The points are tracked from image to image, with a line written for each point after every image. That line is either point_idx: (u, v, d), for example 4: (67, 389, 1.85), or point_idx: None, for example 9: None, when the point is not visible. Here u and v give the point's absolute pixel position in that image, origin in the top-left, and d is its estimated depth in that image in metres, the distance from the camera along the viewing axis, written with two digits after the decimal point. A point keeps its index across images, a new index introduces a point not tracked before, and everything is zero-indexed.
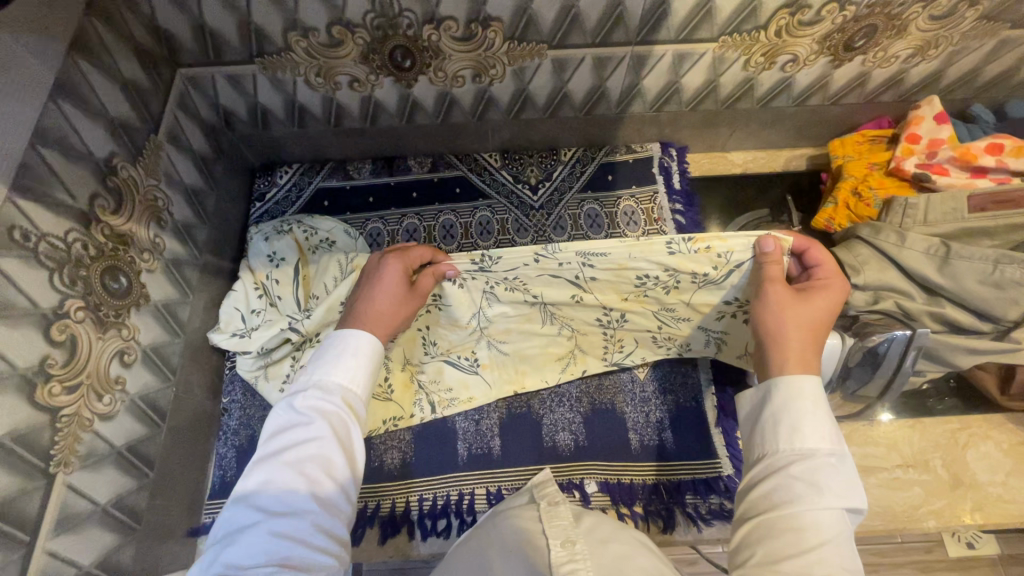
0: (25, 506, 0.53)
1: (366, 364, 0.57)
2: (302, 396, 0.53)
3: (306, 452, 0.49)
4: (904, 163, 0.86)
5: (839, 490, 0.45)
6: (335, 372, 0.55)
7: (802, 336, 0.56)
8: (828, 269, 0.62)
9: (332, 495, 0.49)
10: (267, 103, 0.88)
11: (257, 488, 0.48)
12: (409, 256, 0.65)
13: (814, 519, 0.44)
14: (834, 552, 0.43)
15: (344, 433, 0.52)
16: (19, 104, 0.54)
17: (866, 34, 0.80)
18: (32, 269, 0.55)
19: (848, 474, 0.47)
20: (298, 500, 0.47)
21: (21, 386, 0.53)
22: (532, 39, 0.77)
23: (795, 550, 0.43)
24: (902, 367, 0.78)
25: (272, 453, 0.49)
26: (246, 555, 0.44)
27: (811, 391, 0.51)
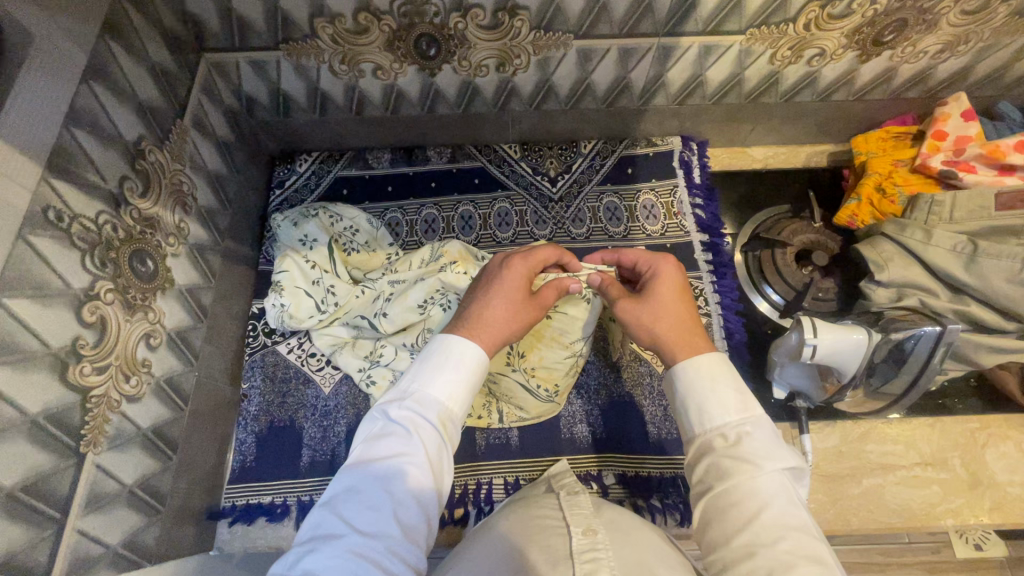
0: (57, 484, 0.54)
1: (464, 384, 0.56)
2: (400, 408, 0.53)
3: (397, 467, 0.49)
4: (930, 160, 0.84)
5: (765, 453, 0.48)
6: (432, 388, 0.55)
7: (680, 322, 0.59)
8: (643, 258, 0.65)
9: (414, 521, 0.48)
10: (290, 90, 0.88)
11: (348, 498, 0.48)
12: (536, 262, 0.64)
13: (747, 487, 0.47)
14: (775, 512, 0.45)
15: (434, 456, 0.51)
16: (53, 85, 0.54)
17: (896, 28, 0.79)
18: (66, 249, 0.55)
19: (761, 445, 0.49)
20: (383, 519, 0.47)
21: (54, 365, 0.53)
22: (558, 29, 0.77)
23: (736, 526, 0.46)
24: (930, 365, 0.74)
25: (367, 466, 0.50)
26: (326, 567, 0.43)
27: (691, 376, 0.53)
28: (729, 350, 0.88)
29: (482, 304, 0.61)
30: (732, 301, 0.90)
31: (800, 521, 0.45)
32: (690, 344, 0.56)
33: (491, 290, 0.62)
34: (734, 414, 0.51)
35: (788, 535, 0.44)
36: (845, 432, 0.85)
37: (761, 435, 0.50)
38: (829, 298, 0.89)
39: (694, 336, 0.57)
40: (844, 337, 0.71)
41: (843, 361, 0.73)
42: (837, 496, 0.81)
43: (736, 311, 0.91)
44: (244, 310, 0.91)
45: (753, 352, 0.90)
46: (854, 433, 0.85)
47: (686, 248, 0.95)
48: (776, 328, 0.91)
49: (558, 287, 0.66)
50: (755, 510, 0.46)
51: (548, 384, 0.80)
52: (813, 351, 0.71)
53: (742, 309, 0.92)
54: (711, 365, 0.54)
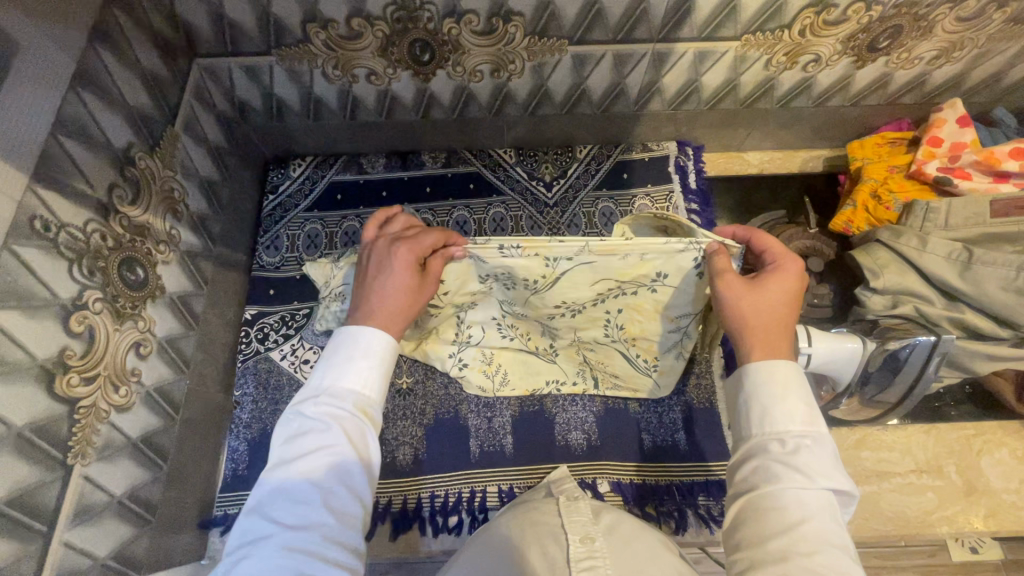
0: (44, 497, 0.53)
1: (376, 368, 0.56)
2: (314, 403, 0.53)
3: (319, 460, 0.50)
4: (925, 167, 0.84)
5: (823, 471, 0.47)
6: (346, 378, 0.55)
7: (778, 326, 0.56)
8: (777, 251, 0.60)
9: (346, 504, 0.49)
10: (283, 95, 0.87)
11: (273, 499, 0.48)
12: (421, 241, 0.64)
13: (795, 496, 0.46)
14: (817, 527, 0.45)
15: (356, 439, 0.52)
16: (40, 93, 0.53)
17: (891, 35, 0.79)
18: (52, 259, 0.54)
19: (816, 460, 0.47)
20: (311, 510, 0.47)
21: (40, 377, 0.52)
22: (553, 35, 0.77)
23: (775, 531, 0.45)
24: (925, 374, 0.78)
25: (286, 465, 0.50)
26: (261, 568, 0.44)
27: (771, 381, 0.52)
28: (724, 359, 0.89)
29: (365, 292, 0.62)
30: None
31: (839, 540, 0.44)
32: (776, 347, 0.55)
33: (375, 276, 0.63)
34: (796, 425, 0.50)
35: (826, 551, 0.43)
36: (841, 439, 0.85)
37: (818, 454, 0.48)
38: (824, 304, 0.89)
39: (784, 342, 0.55)
40: (840, 346, 0.70)
41: (836, 371, 0.72)
42: None
43: None
44: (237, 316, 0.90)
45: None
46: (849, 440, 0.84)
47: None
48: None
49: (441, 257, 0.65)
50: (799, 519, 0.45)
51: (648, 355, 0.80)
52: (808, 360, 0.71)
53: None
54: (786, 372, 0.52)
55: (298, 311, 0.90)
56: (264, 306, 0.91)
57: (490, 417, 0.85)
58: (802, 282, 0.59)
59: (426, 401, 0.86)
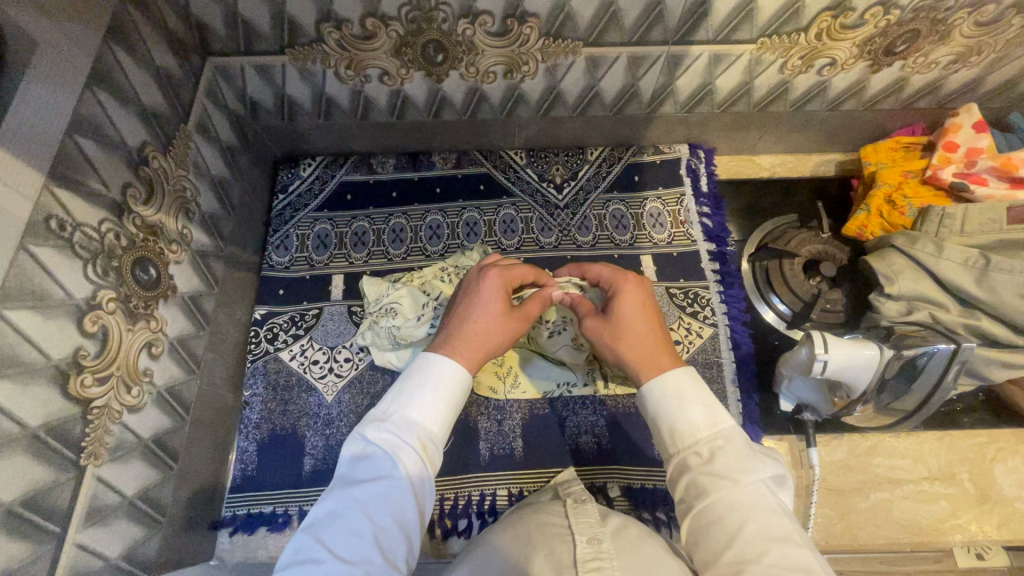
0: (57, 497, 0.53)
1: (444, 401, 0.55)
2: (379, 429, 0.52)
3: (377, 491, 0.49)
4: (940, 172, 0.84)
5: (741, 467, 0.48)
6: (414, 407, 0.54)
7: (650, 337, 0.59)
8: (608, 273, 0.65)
9: (395, 546, 0.47)
10: (295, 94, 0.87)
11: (328, 526, 0.47)
12: (513, 274, 0.64)
13: (729, 502, 0.47)
14: (757, 524, 0.45)
15: (416, 477, 0.50)
16: (56, 91, 0.53)
17: (908, 39, 0.78)
18: (67, 258, 0.54)
19: (734, 456, 0.49)
20: (363, 545, 0.46)
21: (55, 377, 0.52)
22: (567, 36, 0.76)
23: (720, 544, 0.45)
24: (944, 383, 0.71)
25: (345, 491, 0.49)
26: None
27: (664, 393, 0.54)
28: (736, 363, 0.87)
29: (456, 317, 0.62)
30: (739, 311, 0.90)
31: (785, 528, 0.45)
32: (659, 360, 0.57)
33: (467, 303, 0.62)
34: (703, 427, 0.51)
35: (774, 548, 0.43)
36: (853, 445, 0.84)
37: (733, 447, 0.50)
38: (837, 310, 0.89)
39: (664, 353, 0.58)
40: (856, 352, 0.69)
41: (854, 378, 0.71)
42: (845, 511, 0.81)
43: (743, 321, 0.90)
44: (247, 316, 0.90)
45: (760, 363, 0.89)
46: (861, 446, 0.84)
47: (692, 257, 0.94)
48: (784, 339, 0.90)
49: (540, 299, 0.65)
50: (738, 524, 0.45)
51: None
52: (824, 366, 0.70)
53: (750, 320, 0.91)
54: (681, 380, 0.54)
55: (308, 311, 0.90)
56: (274, 306, 0.91)
57: (501, 420, 0.85)
58: (642, 290, 0.63)
59: None
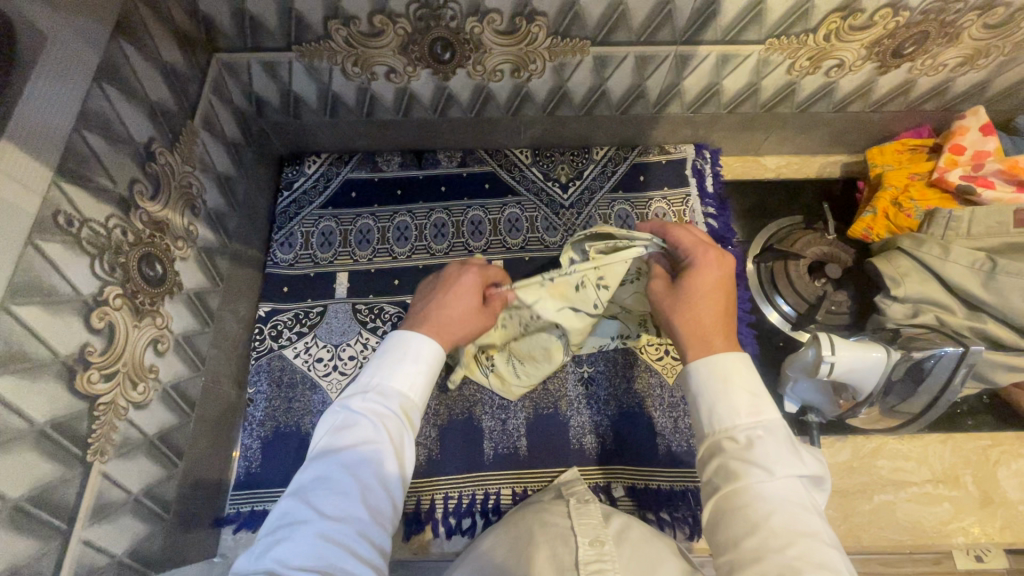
0: (63, 494, 0.53)
1: (424, 373, 0.58)
2: (363, 398, 0.54)
3: (363, 455, 0.51)
4: (947, 175, 0.84)
5: (776, 459, 0.48)
6: (395, 378, 0.56)
7: (713, 316, 0.59)
8: (688, 244, 0.64)
9: (380, 506, 0.50)
10: (301, 91, 0.86)
11: (314, 488, 0.49)
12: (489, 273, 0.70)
13: (757, 490, 0.47)
14: (785, 516, 0.45)
15: (399, 443, 0.53)
16: (65, 86, 0.53)
17: (916, 41, 0.78)
18: (75, 254, 0.54)
19: (771, 448, 0.49)
20: (351, 504, 0.48)
21: (62, 373, 0.52)
22: (576, 35, 0.76)
23: (744, 530, 0.46)
24: (951, 385, 0.72)
25: (330, 455, 0.51)
26: (297, 553, 0.44)
27: (706, 375, 0.54)
28: None
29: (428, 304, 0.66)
30: (743, 312, 0.90)
31: (811, 524, 0.45)
32: (710, 342, 0.57)
33: (444, 293, 0.67)
34: (744, 416, 0.51)
35: (798, 541, 0.44)
36: (857, 447, 0.84)
37: (772, 440, 0.50)
38: (842, 311, 0.88)
39: (718, 334, 0.58)
40: (862, 355, 0.69)
41: (859, 379, 0.71)
42: (848, 513, 0.81)
43: (748, 323, 0.90)
44: (251, 313, 0.89)
45: (765, 364, 0.89)
46: (864, 448, 0.84)
47: None
48: (788, 341, 0.90)
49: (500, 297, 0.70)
50: (764, 513, 0.46)
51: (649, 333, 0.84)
52: (830, 368, 0.70)
53: (754, 321, 0.91)
54: (728, 367, 0.54)
55: (312, 309, 0.90)
56: (279, 303, 0.90)
57: (506, 420, 0.85)
58: (722, 269, 0.62)
59: (440, 401, 0.86)
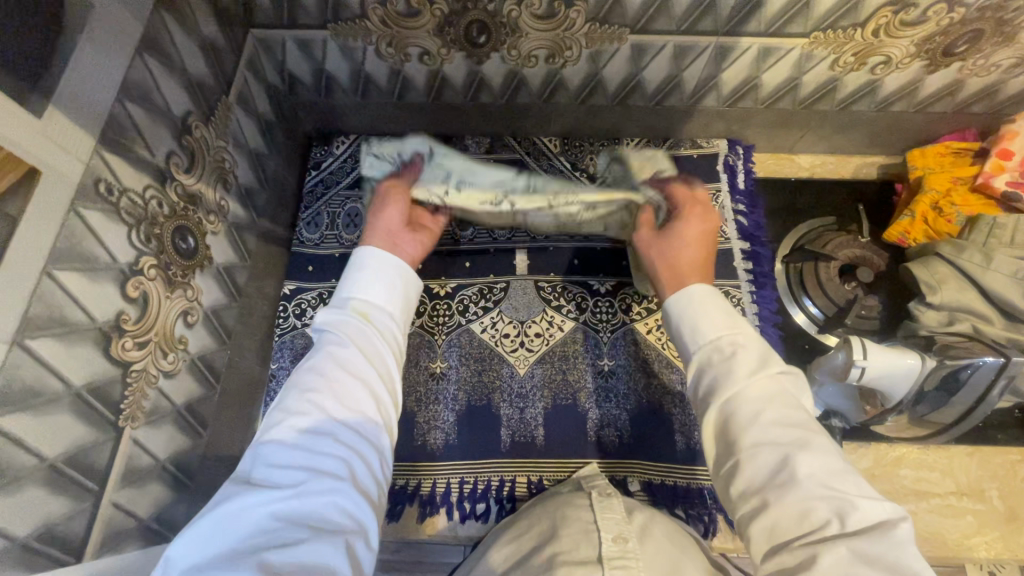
0: (96, 456, 0.54)
1: (388, 280, 0.61)
2: (337, 326, 0.56)
3: (333, 354, 0.53)
4: (992, 180, 0.82)
5: (755, 363, 0.50)
6: (355, 286, 0.60)
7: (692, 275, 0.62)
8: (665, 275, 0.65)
9: (356, 399, 0.50)
10: (334, 71, 0.86)
11: (291, 396, 0.49)
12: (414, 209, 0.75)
13: (746, 395, 0.48)
14: (773, 411, 0.46)
15: (369, 344, 0.55)
16: (108, 55, 0.53)
17: (969, 39, 0.75)
18: (114, 223, 0.54)
19: (751, 357, 0.51)
20: (326, 397, 0.49)
21: (98, 339, 0.53)
22: (615, 22, 0.75)
23: (740, 428, 0.46)
24: (988, 396, 0.70)
25: (307, 366, 0.52)
26: (284, 447, 0.45)
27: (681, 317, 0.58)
28: None
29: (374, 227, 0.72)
30: (769, 312, 0.88)
31: (802, 420, 0.46)
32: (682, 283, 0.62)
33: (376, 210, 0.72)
34: (721, 328, 0.54)
35: (783, 437, 0.44)
36: (880, 455, 0.83)
37: (748, 349, 0.52)
38: (873, 316, 0.87)
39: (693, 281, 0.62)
40: (896, 361, 0.68)
41: (890, 385, 0.70)
42: None
43: (774, 323, 0.89)
44: (275, 290, 0.90)
45: (789, 366, 0.87)
46: (888, 456, 0.83)
47: (725, 255, 0.92)
48: (814, 343, 0.88)
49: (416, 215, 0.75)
50: (754, 413, 0.46)
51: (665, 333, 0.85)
52: (861, 373, 0.68)
53: (781, 322, 0.89)
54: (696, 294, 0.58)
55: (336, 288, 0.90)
56: (303, 282, 0.91)
57: (525, 408, 0.84)
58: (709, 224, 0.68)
59: (460, 387, 0.86)
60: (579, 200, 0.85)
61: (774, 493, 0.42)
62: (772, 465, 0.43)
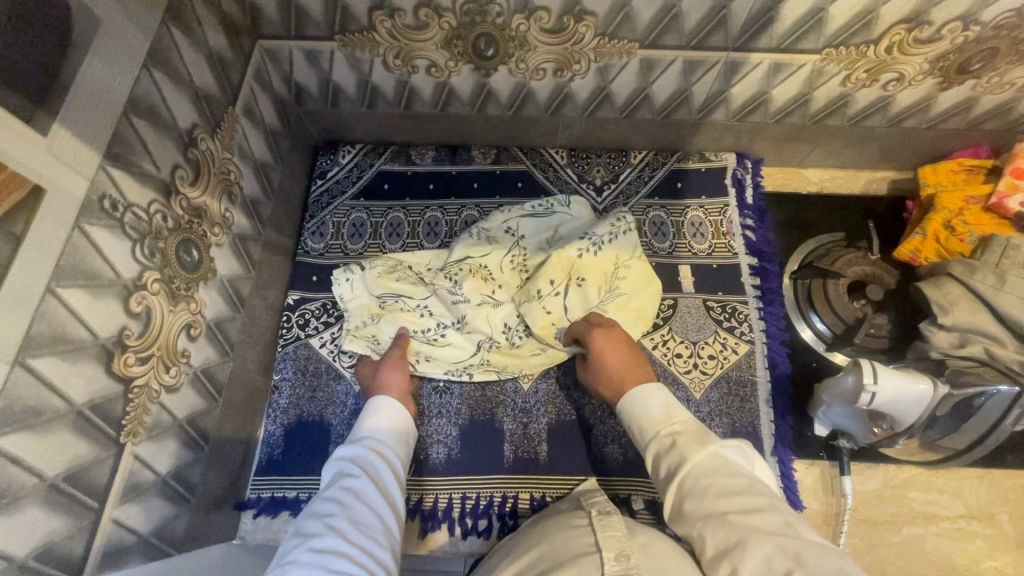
0: (97, 474, 0.53)
1: (393, 428, 0.69)
2: (357, 458, 0.63)
3: (339, 509, 0.55)
4: (1007, 200, 0.80)
5: (707, 463, 0.54)
6: (371, 429, 0.68)
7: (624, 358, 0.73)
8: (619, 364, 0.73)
9: (367, 537, 0.52)
10: (341, 81, 0.86)
11: (312, 525, 0.52)
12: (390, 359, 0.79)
13: (695, 477, 0.54)
14: (720, 483, 0.52)
15: (371, 509, 0.56)
16: (116, 70, 0.53)
17: (984, 58, 0.74)
18: (119, 238, 0.54)
19: (710, 472, 0.53)
20: (337, 535, 0.51)
21: (100, 355, 0.53)
22: (624, 37, 0.74)
23: (698, 514, 0.50)
24: (1003, 426, 0.68)
25: (315, 522, 0.53)
26: (301, 569, 0.46)
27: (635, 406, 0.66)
28: (771, 382, 0.84)
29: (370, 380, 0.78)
30: (777, 329, 0.87)
31: (743, 484, 0.51)
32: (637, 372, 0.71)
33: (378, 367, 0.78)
34: (687, 454, 0.56)
35: (734, 508, 0.48)
36: (888, 476, 0.82)
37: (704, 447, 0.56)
38: (882, 335, 0.86)
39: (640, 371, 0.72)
40: (907, 387, 0.67)
41: (900, 411, 0.69)
42: (875, 544, 0.78)
43: (781, 341, 0.88)
44: (279, 300, 0.90)
45: (796, 385, 0.86)
46: (896, 477, 0.81)
47: (732, 270, 0.91)
48: (822, 361, 0.87)
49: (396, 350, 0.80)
50: (702, 489, 0.52)
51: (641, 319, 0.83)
52: (871, 398, 0.67)
53: (788, 339, 0.88)
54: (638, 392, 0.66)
55: None
56: (307, 292, 0.90)
57: (528, 423, 0.84)
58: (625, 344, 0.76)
59: (463, 401, 0.85)
60: (528, 218, 0.88)
61: (737, 554, 0.45)
62: (727, 538, 0.47)
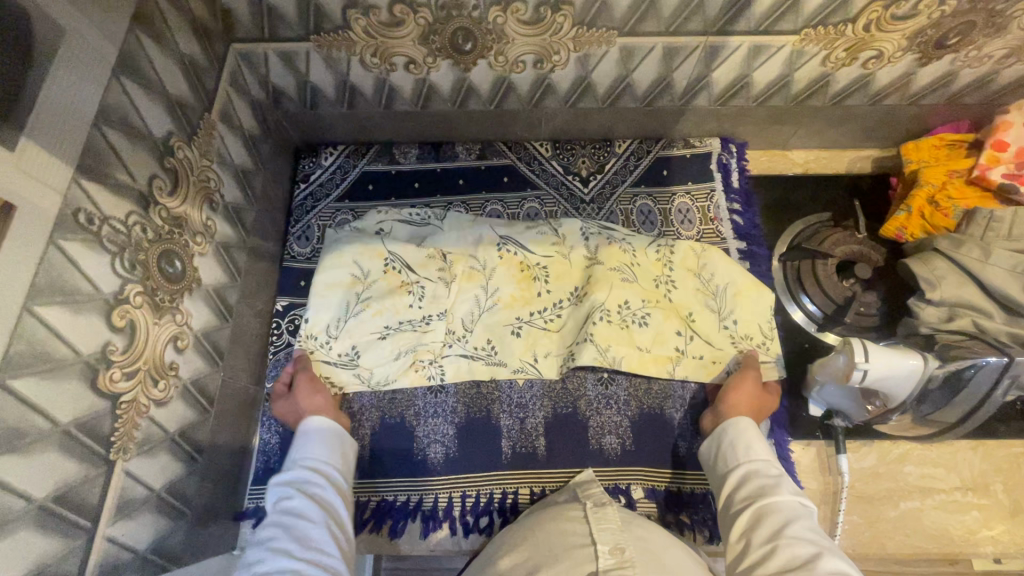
0: (87, 493, 0.53)
1: (325, 444, 0.70)
2: (283, 480, 0.65)
3: (272, 531, 0.58)
4: (989, 172, 0.81)
5: (795, 503, 0.57)
6: (308, 450, 0.69)
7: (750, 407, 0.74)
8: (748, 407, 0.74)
9: (311, 554, 0.55)
10: (318, 82, 0.84)
11: (255, 551, 0.56)
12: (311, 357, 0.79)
13: (783, 505, 0.57)
14: (805, 523, 0.55)
15: (307, 516, 0.59)
16: (82, 80, 0.51)
17: (960, 32, 0.74)
18: (97, 252, 0.53)
19: (791, 502, 0.57)
20: (281, 557, 0.54)
21: (84, 372, 0.52)
22: (602, 25, 0.73)
23: (775, 532, 0.54)
24: (991, 397, 0.70)
25: (255, 545, 0.57)
26: None
27: (738, 435, 0.67)
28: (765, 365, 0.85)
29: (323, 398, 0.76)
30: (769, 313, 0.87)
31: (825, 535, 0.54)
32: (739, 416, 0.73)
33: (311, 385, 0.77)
34: (783, 490, 0.59)
35: (820, 541, 0.52)
36: (883, 452, 0.82)
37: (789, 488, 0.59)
38: (870, 313, 0.86)
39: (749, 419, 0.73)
40: (897, 361, 0.67)
41: (891, 387, 0.69)
42: (873, 519, 0.79)
43: None
44: (268, 307, 0.89)
45: (790, 367, 0.87)
46: (891, 453, 0.82)
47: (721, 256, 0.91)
48: (814, 342, 0.88)
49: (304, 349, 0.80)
50: (789, 517, 0.55)
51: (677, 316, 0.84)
52: (863, 376, 0.68)
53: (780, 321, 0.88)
54: (743, 422, 0.68)
55: None
56: (297, 297, 0.90)
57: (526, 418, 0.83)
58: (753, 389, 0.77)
59: (457, 399, 0.84)
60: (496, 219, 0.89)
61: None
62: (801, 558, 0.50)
